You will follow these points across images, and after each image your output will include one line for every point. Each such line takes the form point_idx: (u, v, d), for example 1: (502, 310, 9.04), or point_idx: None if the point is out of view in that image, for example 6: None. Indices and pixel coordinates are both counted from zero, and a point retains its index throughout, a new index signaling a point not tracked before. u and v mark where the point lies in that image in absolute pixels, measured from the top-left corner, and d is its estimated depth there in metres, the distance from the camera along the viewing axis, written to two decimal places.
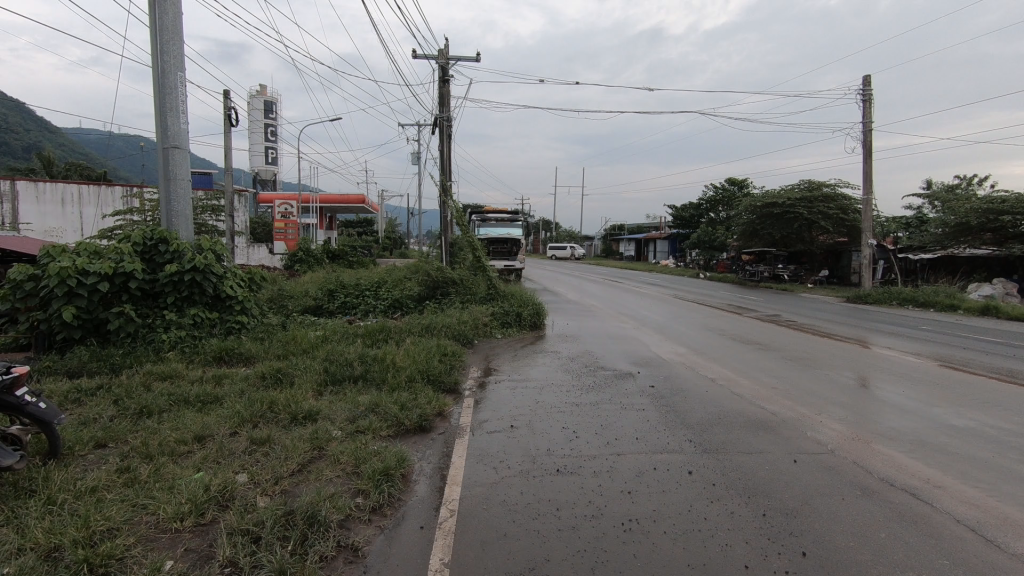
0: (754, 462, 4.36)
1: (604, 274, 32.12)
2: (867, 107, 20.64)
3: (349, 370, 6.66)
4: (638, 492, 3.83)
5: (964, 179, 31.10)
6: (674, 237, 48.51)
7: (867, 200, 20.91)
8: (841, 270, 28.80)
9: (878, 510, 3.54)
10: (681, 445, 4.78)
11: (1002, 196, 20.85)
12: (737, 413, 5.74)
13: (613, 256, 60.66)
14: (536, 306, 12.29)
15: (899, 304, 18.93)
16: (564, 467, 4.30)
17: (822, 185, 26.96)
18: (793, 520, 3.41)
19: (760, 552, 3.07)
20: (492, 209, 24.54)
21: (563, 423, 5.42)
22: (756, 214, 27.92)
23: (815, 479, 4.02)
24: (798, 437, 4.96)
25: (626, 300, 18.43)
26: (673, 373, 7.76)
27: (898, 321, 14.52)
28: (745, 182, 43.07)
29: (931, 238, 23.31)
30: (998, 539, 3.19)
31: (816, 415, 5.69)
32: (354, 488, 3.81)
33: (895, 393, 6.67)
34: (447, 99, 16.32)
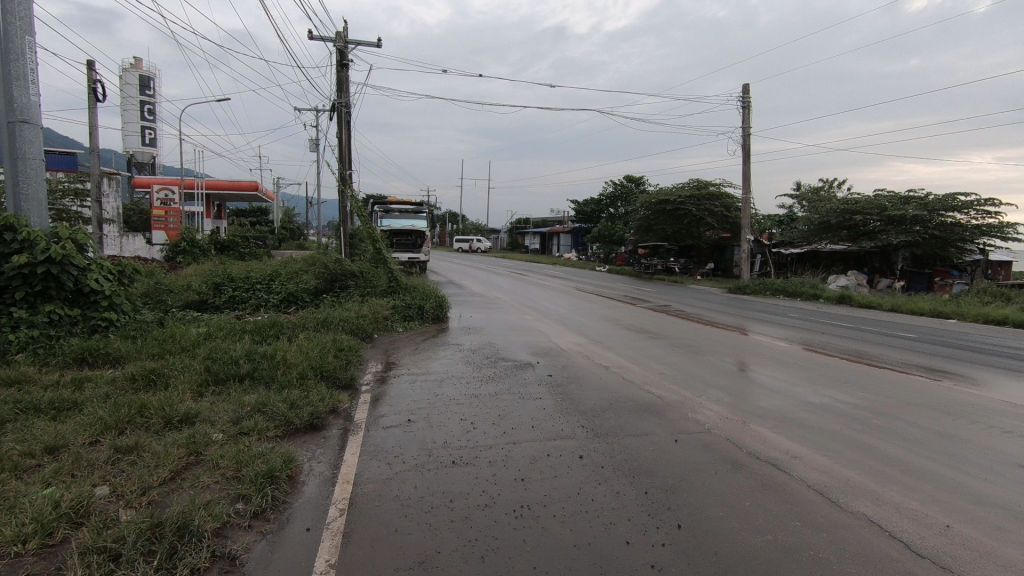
0: (639, 443, 4.63)
1: (510, 267, 32.55)
2: (747, 113, 22.45)
3: (235, 368, 6.24)
4: (531, 479, 3.93)
5: (826, 182, 34.79)
6: (577, 231, 50.27)
7: (747, 199, 22.79)
8: (725, 263, 31.24)
9: (744, 481, 3.89)
10: (573, 431, 4.96)
11: (856, 199, 23.55)
12: (627, 398, 6.05)
13: (520, 250, 61.72)
14: (438, 299, 12.25)
15: (772, 294, 20.88)
16: (459, 459, 4.31)
17: (708, 185, 29.06)
18: (671, 496, 3.66)
19: (640, 528, 3.25)
20: (396, 200, 23.98)
21: (461, 415, 5.43)
22: (651, 210, 29.53)
23: (692, 457, 4.34)
24: (680, 418, 5.33)
25: (529, 293, 18.77)
26: (570, 362, 8.05)
27: (771, 309, 16.03)
28: (642, 179, 45.26)
29: (799, 234, 25.86)
30: (840, 499, 3.62)
31: (697, 397, 6.14)
32: (233, 493, 3.58)
33: (767, 375, 7.36)
34: (345, 84, 15.66)
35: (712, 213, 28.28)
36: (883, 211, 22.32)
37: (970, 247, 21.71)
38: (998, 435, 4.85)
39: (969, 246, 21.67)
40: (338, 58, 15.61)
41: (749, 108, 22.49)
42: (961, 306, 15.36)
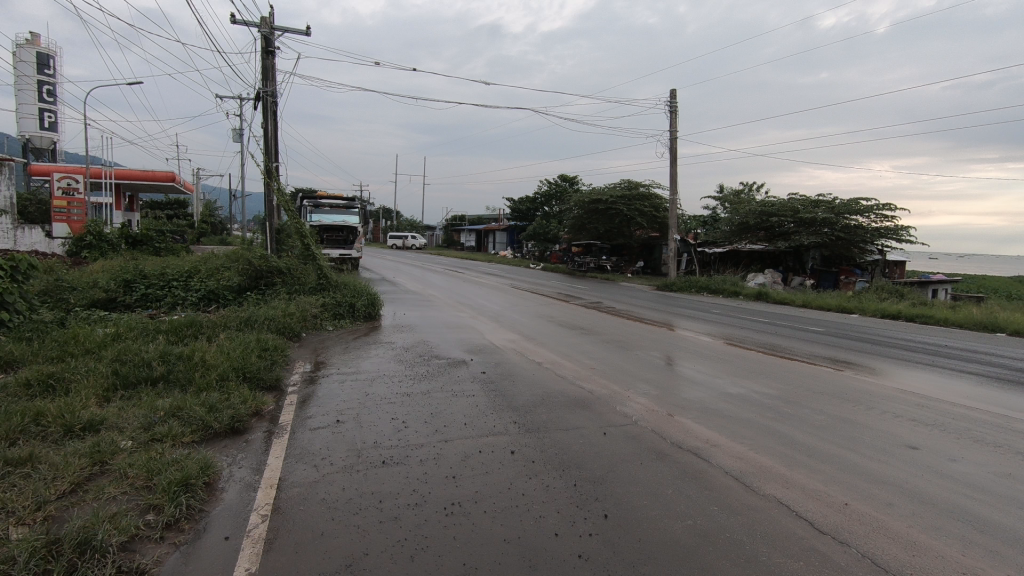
0: (569, 437, 4.73)
1: (445, 264, 32.31)
2: (674, 118, 23.34)
3: (147, 371, 5.84)
4: (462, 476, 3.93)
5: (746, 185, 36.83)
6: (512, 229, 50.60)
7: (674, 200, 23.73)
8: (654, 261, 32.40)
9: (667, 470, 4.06)
10: (505, 427, 5.01)
11: (772, 201, 25.05)
12: (559, 393, 6.17)
13: (456, 247, 61.40)
14: (370, 297, 11.97)
15: (697, 291, 21.87)
16: (390, 459, 4.25)
17: (638, 185, 30.04)
18: (598, 487, 3.77)
19: (568, 520, 3.33)
20: (326, 194, 23.22)
21: (392, 414, 5.34)
22: (584, 209, 30.17)
23: (619, 449, 4.48)
24: (609, 412, 5.49)
25: (464, 290, 18.72)
26: (504, 358, 8.10)
27: (696, 306, 16.78)
28: (576, 178, 46.09)
29: (722, 234, 27.22)
30: (753, 483, 3.86)
31: (626, 391, 6.35)
32: (143, 504, 3.35)
33: (691, 369, 7.71)
34: (271, 72, 14.97)
35: (642, 213, 29.27)
36: (796, 214, 23.88)
37: (871, 247, 23.64)
38: (890, 419, 5.32)
39: (870, 247, 23.58)
40: (263, 44, 14.89)
41: (676, 113, 23.41)
42: (862, 302, 16.71)
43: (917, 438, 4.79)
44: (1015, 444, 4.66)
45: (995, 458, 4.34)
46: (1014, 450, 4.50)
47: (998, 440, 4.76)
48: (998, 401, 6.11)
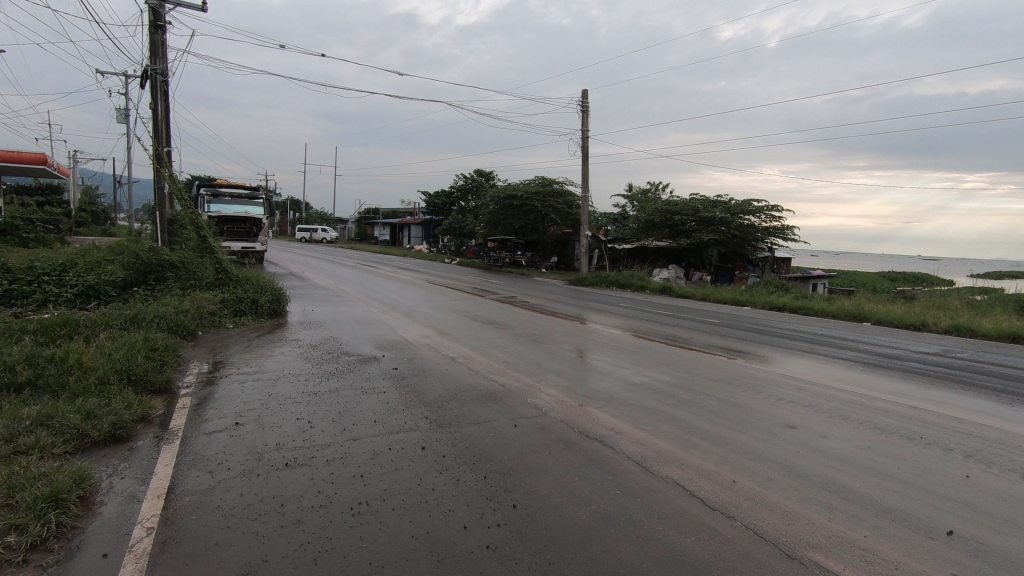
0: (480, 430, 4.77)
1: (358, 258, 31.36)
2: (586, 117, 24.04)
3: (9, 376, 5.21)
4: (371, 474, 3.85)
5: (653, 185, 38.69)
6: (428, 223, 50.03)
7: (586, 197, 24.47)
8: (567, 257, 33.28)
9: (574, 458, 4.21)
10: (416, 423, 4.96)
11: (676, 201, 26.50)
12: (471, 387, 6.20)
13: (369, 241, 59.80)
14: (274, 292, 11.38)
15: (607, 285, 22.73)
16: (294, 460, 4.08)
17: (553, 182, 30.72)
18: (507, 478, 3.83)
19: (478, 512, 3.36)
20: (227, 183, 21.75)
21: (297, 414, 5.13)
22: (499, 204, 30.38)
23: (529, 440, 4.58)
24: (520, 404, 5.60)
25: (377, 285, 18.25)
26: (417, 354, 8.01)
27: (605, 300, 17.43)
28: (491, 174, 46.24)
29: (630, 231, 28.44)
30: (652, 467, 4.09)
31: (537, 383, 6.50)
32: (2, 525, 2.99)
33: (600, 360, 8.02)
34: (160, 48, 13.74)
35: (556, 210, 29.93)
36: (696, 213, 25.39)
37: (761, 245, 25.65)
38: (774, 402, 5.82)
39: (761, 245, 25.58)
40: (151, 17, 13.64)
41: (588, 113, 24.13)
42: (753, 296, 18.10)
43: (796, 418, 5.28)
44: (875, 420, 5.26)
45: (859, 433, 4.87)
46: (874, 426, 5.08)
47: (861, 417, 5.35)
48: (863, 383, 6.86)
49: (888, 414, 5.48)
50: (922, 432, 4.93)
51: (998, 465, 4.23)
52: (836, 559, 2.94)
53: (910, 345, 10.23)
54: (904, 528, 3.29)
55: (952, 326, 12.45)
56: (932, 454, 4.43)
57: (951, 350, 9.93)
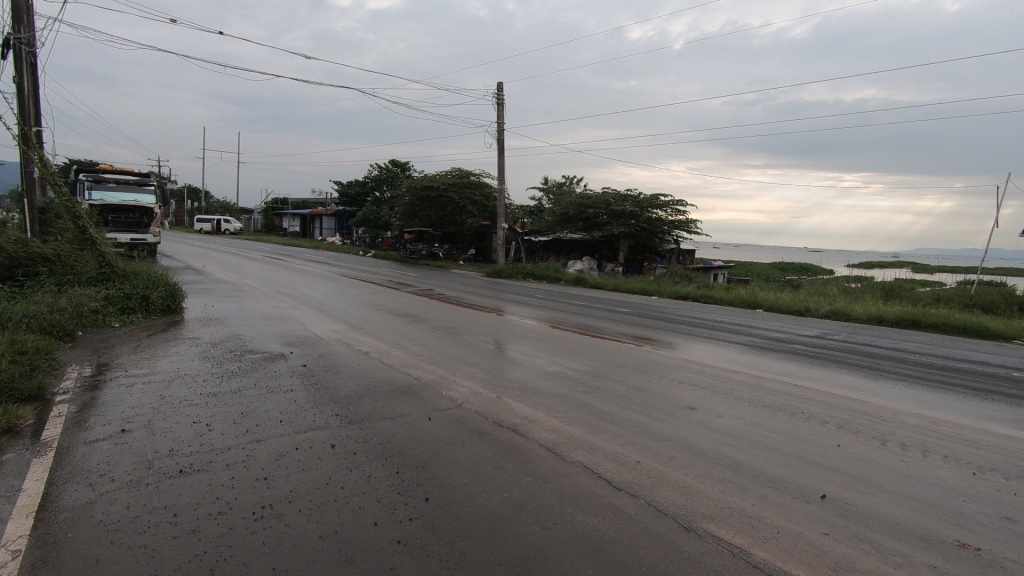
0: (393, 425, 4.69)
1: (264, 251, 29.72)
2: (501, 110, 24.15)
3: None
4: (275, 477, 3.68)
5: (568, 178, 39.66)
6: (341, 214, 48.35)
7: (502, 190, 24.60)
8: (485, 249, 33.41)
9: (488, 448, 4.25)
10: (326, 420, 4.80)
11: (589, 195, 27.36)
12: (384, 382, 6.08)
13: (277, 232, 56.83)
14: (168, 288, 10.56)
15: (523, 277, 23.04)
16: (189, 466, 3.82)
17: (469, 174, 30.69)
18: (420, 472, 3.80)
19: (389, 507, 3.32)
20: (110, 169, 19.81)
21: (194, 418, 4.79)
22: (415, 196, 29.91)
23: (443, 432, 4.57)
24: (434, 397, 5.57)
25: (285, 279, 17.38)
26: (327, 350, 7.74)
27: (521, 291, 17.68)
28: (407, 164, 45.30)
29: (546, 224, 29.03)
30: (562, 452, 4.22)
31: (452, 375, 6.49)
32: None
33: (515, 351, 8.14)
34: (24, 15, 12.20)
35: (472, 202, 29.92)
36: (608, 207, 26.37)
37: (667, 238, 27.05)
38: (677, 385, 6.18)
39: (667, 238, 26.97)
40: None
41: (504, 105, 24.23)
42: (660, 286, 19.07)
43: (696, 400, 5.62)
44: (764, 398, 5.73)
45: (750, 411, 5.29)
46: (763, 404, 5.52)
47: (752, 396, 5.81)
48: (755, 365, 7.45)
49: (775, 392, 5.98)
50: (803, 408, 5.43)
51: (865, 434, 4.75)
52: (727, 528, 3.18)
53: (796, 330, 11.23)
54: (786, 495, 3.61)
55: (831, 311, 13.77)
56: (811, 426, 4.89)
57: (830, 333, 11.00)
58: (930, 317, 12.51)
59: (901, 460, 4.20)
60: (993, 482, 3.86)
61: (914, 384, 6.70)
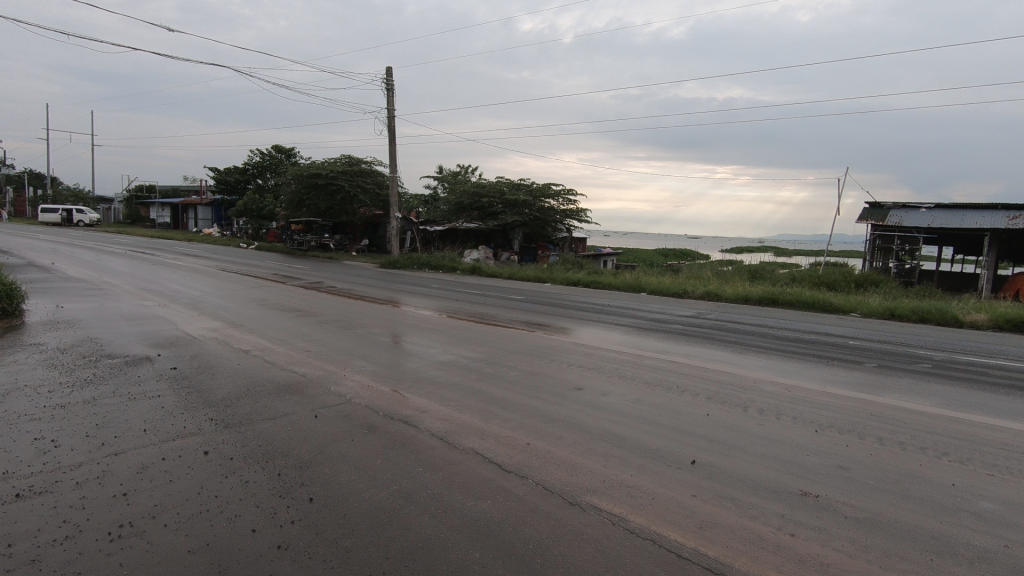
0: (274, 426, 4.44)
1: (127, 245, 26.73)
2: (390, 96, 23.48)
3: None
4: (137, 491, 3.36)
5: (463, 167, 39.57)
6: (219, 203, 44.73)
7: (394, 178, 23.99)
8: (378, 239, 32.55)
9: (378, 442, 4.16)
10: (198, 426, 4.44)
11: (483, 184, 27.56)
12: (266, 381, 5.74)
13: (143, 224, 51.35)
14: (4, 288, 9.19)
15: (419, 268, 22.74)
16: (29, 489, 3.37)
17: (360, 162, 29.67)
18: (304, 472, 3.64)
19: (268, 512, 3.15)
20: None
21: (35, 434, 4.22)
22: (301, 184, 28.35)
23: (329, 429, 4.41)
24: (322, 393, 5.35)
25: (152, 275, 15.78)
26: (202, 350, 7.15)
27: (416, 282, 17.45)
28: (292, 150, 42.81)
29: (441, 213, 28.84)
30: (454, 440, 4.23)
31: (341, 370, 6.26)
32: None
33: (410, 342, 8.02)
34: None
35: (364, 191, 28.95)
36: (502, 196, 26.70)
37: (560, 227, 27.93)
38: (566, 368, 6.42)
39: (559, 227, 27.87)
40: None
41: (393, 91, 23.57)
42: (553, 273, 19.68)
43: (584, 381, 5.87)
44: (646, 375, 6.12)
45: (631, 388, 5.63)
46: (644, 381, 5.90)
47: (635, 374, 6.19)
48: (638, 345, 7.93)
49: (656, 369, 6.40)
50: (679, 382, 5.87)
51: (729, 402, 5.25)
52: (608, 499, 3.37)
53: (674, 311, 12.10)
54: (660, 463, 3.90)
55: (705, 292, 14.98)
56: (685, 399, 5.31)
57: (703, 312, 11.98)
58: (786, 295, 14.02)
59: (759, 424, 4.68)
60: (830, 437, 4.42)
61: (772, 355, 7.50)
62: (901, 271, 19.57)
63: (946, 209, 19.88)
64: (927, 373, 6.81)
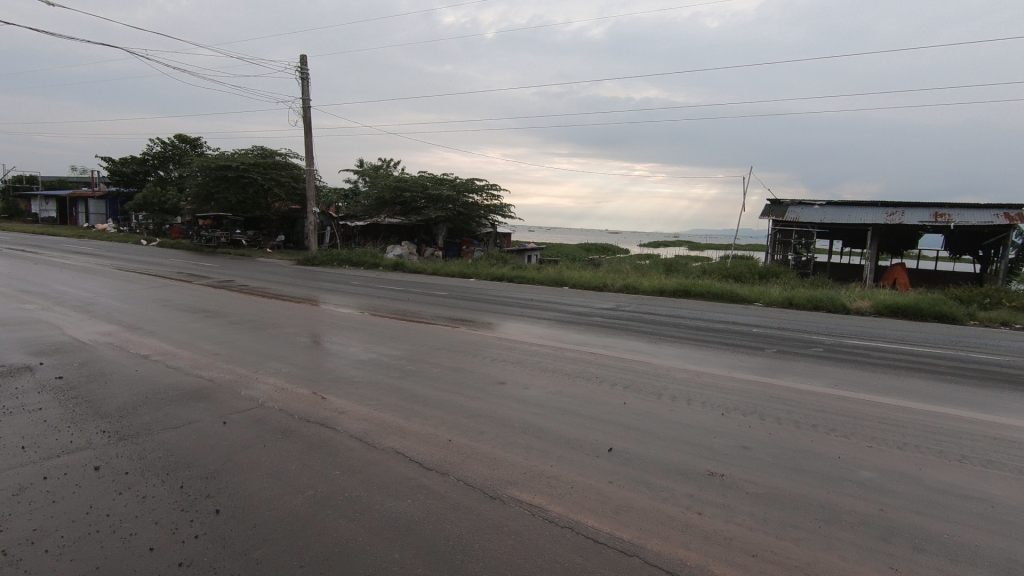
0: (177, 435, 4.15)
1: None
2: (305, 85, 22.48)
3: None
4: (13, 516, 3.03)
5: (384, 161, 38.70)
6: (114, 196, 41.16)
7: (311, 171, 23.02)
8: (295, 235, 31.22)
9: (292, 446, 3.99)
10: (89, 439, 4.07)
11: (405, 178, 27.21)
12: (168, 387, 5.35)
13: (22, 218, 46.20)
14: None
15: (338, 264, 22.03)
16: None
17: (273, 153, 28.28)
18: (211, 482, 3.43)
19: (169, 528, 2.94)
20: None
21: None
22: (208, 176, 26.58)
23: (240, 435, 4.18)
24: (231, 398, 5.06)
25: (34, 275, 14.24)
26: (93, 356, 6.56)
27: (337, 279, 16.87)
28: (198, 140, 40.09)
29: (362, 209, 28.20)
30: (374, 441, 4.13)
31: (254, 373, 5.95)
32: None
33: (329, 341, 7.75)
34: None
35: (278, 184, 27.61)
36: (425, 191, 26.44)
37: (484, 222, 27.97)
38: (489, 363, 6.44)
39: (483, 222, 27.91)
40: None
41: (308, 80, 22.57)
42: (477, 268, 19.70)
43: (507, 375, 5.92)
44: (567, 368, 6.25)
45: (552, 380, 5.74)
46: (565, 373, 6.03)
47: (556, 367, 6.31)
48: (559, 338, 8.10)
49: (576, 361, 6.57)
50: (598, 373, 6.05)
51: (645, 390, 5.47)
52: (528, 491, 3.42)
53: (595, 304, 12.44)
54: (579, 452, 4.01)
55: (623, 285, 15.54)
56: (604, 389, 5.48)
57: (623, 305, 12.41)
58: (698, 287, 14.82)
59: (671, 410, 4.91)
60: (735, 419, 4.73)
61: (684, 344, 7.89)
62: (798, 264, 21.53)
63: (835, 206, 21.71)
64: (819, 356, 7.43)
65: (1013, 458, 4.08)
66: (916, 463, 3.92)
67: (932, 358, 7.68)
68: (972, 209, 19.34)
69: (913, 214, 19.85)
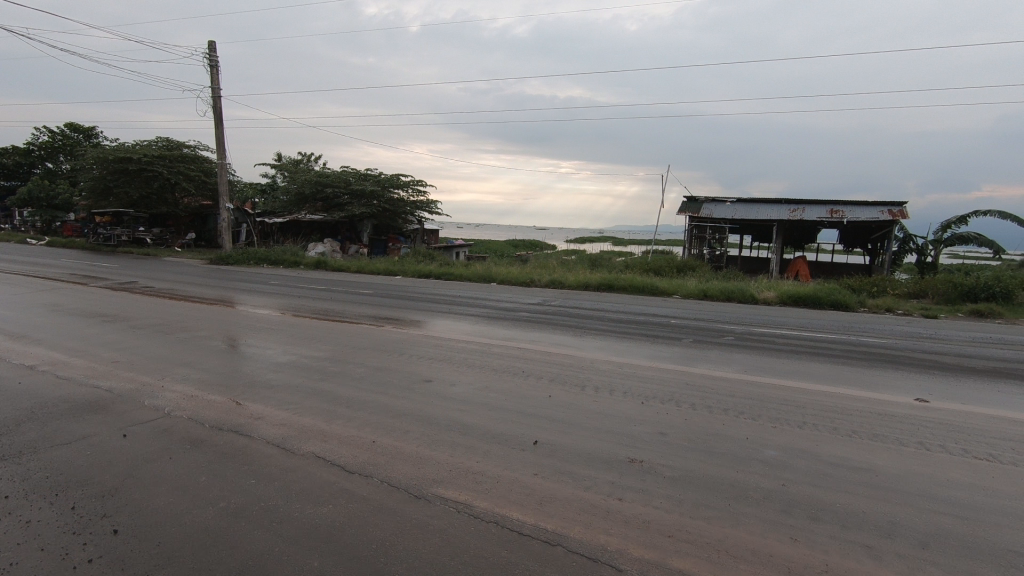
0: (69, 452, 3.80)
1: None
2: (214, 73, 21.16)
3: None
4: None
5: (304, 155, 37.23)
6: None
7: (222, 165, 21.71)
8: (207, 233, 29.40)
9: (202, 456, 3.75)
10: None
11: (327, 173, 26.36)
12: (58, 400, 4.88)
13: None
14: None
15: (256, 263, 20.98)
16: None
17: (181, 145, 26.45)
18: (108, 500, 3.17)
19: (57, 553, 2.69)
20: None
21: None
22: (105, 169, 24.44)
23: (143, 448, 3.88)
24: (133, 408, 4.69)
25: None
26: None
27: (254, 279, 16.03)
28: (93, 130, 36.84)
29: (281, 204, 27.08)
30: (293, 446, 3.97)
31: (159, 380, 5.55)
32: None
33: (245, 345, 7.36)
34: None
35: (187, 178, 25.86)
36: (347, 186, 25.69)
37: (410, 219, 27.53)
38: (415, 360, 6.36)
39: (409, 218, 27.46)
40: None
41: (217, 68, 21.25)
42: (403, 265, 19.35)
43: (433, 372, 5.87)
44: (494, 363, 6.27)
45: (479, 376, 5.74)
46: (492, 368, 6.05)
47: (483, 362, 6.32)
48: (487, 333, 8.12)
49: (503, 356, 6.61)
50: (524, 367, 6.12)
51: (569, 383, 5.60)
52: (454, 488, 3.40)
53: (522, 299, 12.57)
54: (505, 446, 4.04)
55: (550, 281, 15.80)
56: (530, 383, 5.55)
57: (549, 300, 12.61)
58: (620, 281, 15.33)
59: (596, 401, 5.04)
60: (654, 407, 4.93)
61: (608, 336, 8.14)
62: (712, 257, 22.76)
63: (744, 203, 23.09)
64: (730, 344, 7.91)
65: (894, 430, 4.52)
66: (814, 440, 4.25)
67: (828, 342, 8.35)
68: (862, 206, 21.19)
69: (812, 210, 21.47)
